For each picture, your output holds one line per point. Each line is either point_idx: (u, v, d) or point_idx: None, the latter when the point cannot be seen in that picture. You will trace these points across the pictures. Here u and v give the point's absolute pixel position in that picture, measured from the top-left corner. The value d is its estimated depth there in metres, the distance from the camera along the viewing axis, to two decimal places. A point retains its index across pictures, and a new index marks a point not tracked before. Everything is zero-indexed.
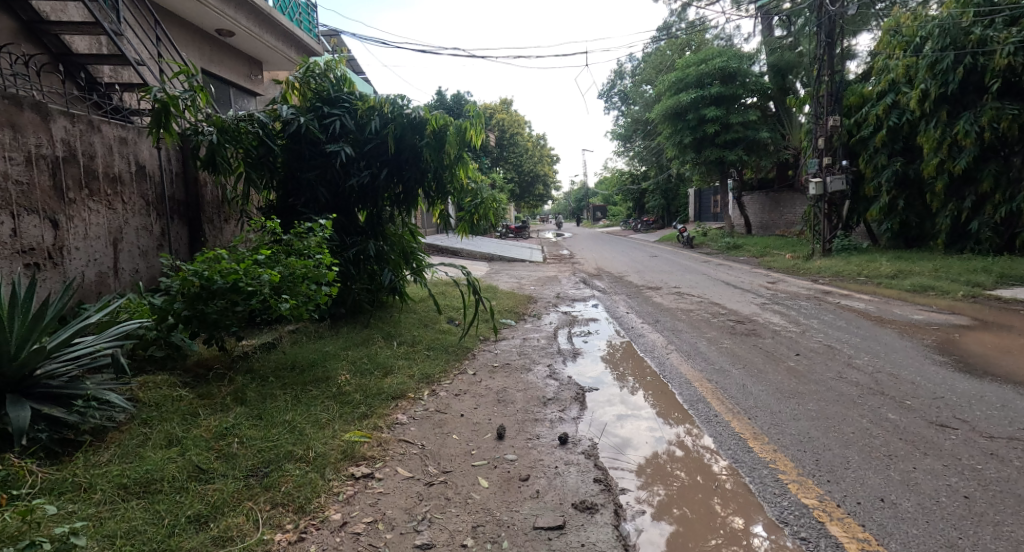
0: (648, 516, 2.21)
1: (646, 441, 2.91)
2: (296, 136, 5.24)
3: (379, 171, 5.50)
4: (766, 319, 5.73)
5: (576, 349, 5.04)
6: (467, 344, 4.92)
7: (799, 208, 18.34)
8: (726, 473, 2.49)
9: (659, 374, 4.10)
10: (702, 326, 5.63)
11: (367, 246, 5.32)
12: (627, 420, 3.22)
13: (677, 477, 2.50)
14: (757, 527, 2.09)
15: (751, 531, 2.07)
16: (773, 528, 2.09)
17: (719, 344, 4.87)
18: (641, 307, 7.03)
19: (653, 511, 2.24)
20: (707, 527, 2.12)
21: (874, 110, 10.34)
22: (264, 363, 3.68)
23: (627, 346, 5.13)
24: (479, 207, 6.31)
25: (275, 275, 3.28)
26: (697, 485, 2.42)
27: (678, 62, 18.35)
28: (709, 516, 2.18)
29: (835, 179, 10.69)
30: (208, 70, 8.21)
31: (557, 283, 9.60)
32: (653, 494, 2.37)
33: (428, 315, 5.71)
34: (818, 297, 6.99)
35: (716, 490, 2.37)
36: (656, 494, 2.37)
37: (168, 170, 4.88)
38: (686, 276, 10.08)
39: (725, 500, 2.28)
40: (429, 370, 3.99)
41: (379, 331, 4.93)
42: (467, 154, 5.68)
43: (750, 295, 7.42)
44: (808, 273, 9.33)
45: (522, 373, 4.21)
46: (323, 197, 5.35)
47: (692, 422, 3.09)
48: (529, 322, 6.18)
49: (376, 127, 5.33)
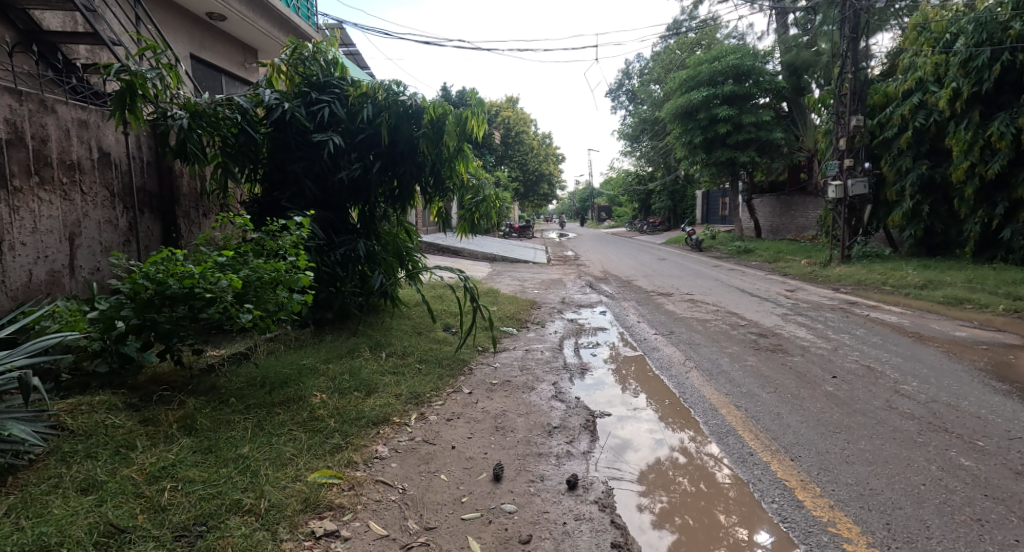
0: (650, 528, 2.16)
1: (646, 443, 2.92)
2: (280, 124, 4.78)
3: (371, 164, 5.04)
4: (791, 333, 5.24)
5: (584, 364, 4.57)
6: (464, 356, 4.45)
7: (811, 213, 17.81)
8: (773, 539, 2.03)
9: (680, 397, 3.62)
10: (721, 340, 5.15)
11: (356, 247, 4.86)
12: (628, 421, 3.24)
13: (680, 484, 2.45)
14: (760, 537, 2.05)
15: (753, 541, 2.03)
16: (779, 539, 2.04)
17: (743, 361, 4.39)
18: (653, 316, 6.54)
19: (653, 518, 2.21)
20: (708, 536, 2.09)
21: (899, 110, 9.86)
22: (230, 380, 3.22)
23: (640, 361, 4.65)
24: (481, 205, 5.84)
25: (237, 279, 2.83)
26: (700, 494, 2.37)
27: (691, 59, 17.84)
28: (712, 527, 2.14)
29: (857, 182, 10.18)
30: (197, 56, 7.77)
31: (562, 287, 9.12)
32: (655, 502, 2.33)
33: (422, 322, 5.25)
34: (844, 309, 6.50)
35: (721, 499, 2.32)
36: (658, 501, 2.34)
37: (137, 158, 4.43)
38: (698, 281, 9.59)
39: (729, 509, 2.23)
40: (420, 389, 3.52)
41: (368, 341, 4.46)
42: (468, 147, 5.21)
43: (769, 304, 6.93)
44: (828, 281, 8.84)
45: (525, 392, 3.73)
46: (310, 191, 4.89)
47: (724, 464, 2.60)
48: (533, 331, 5.70)
49: (368, 116, 4.86)
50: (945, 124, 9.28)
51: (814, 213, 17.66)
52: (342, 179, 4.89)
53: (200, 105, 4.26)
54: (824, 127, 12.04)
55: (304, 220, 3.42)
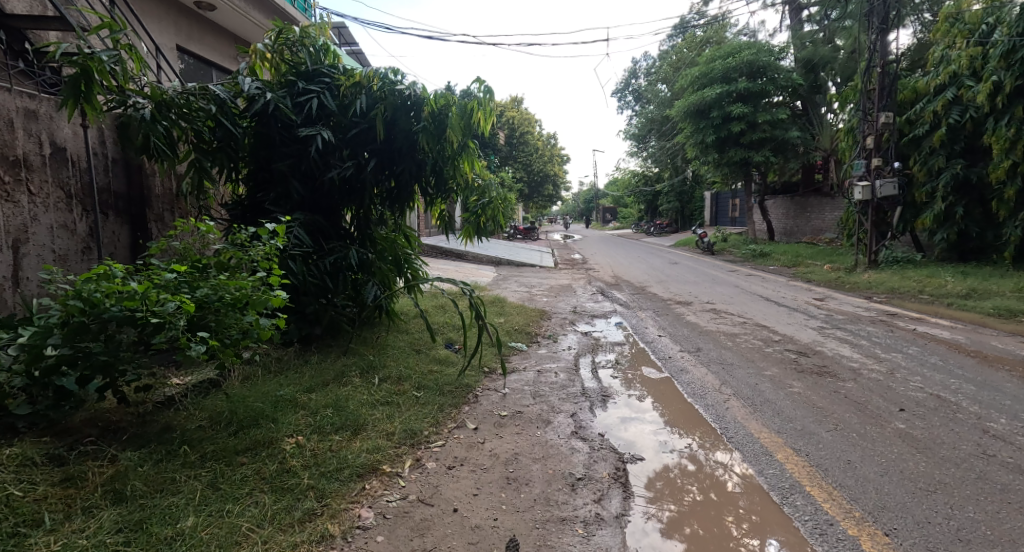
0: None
1: (651, 445, 2.99)
2: (263, 116, 4.23)
3: (366, 162, 4.49)
4: (836, 352, 4.70)
5: (604, 390, 4.01)
6: (468, 382, 3.89)
7: (829, 215, 17.21)
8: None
9: (724, 437, 3.05)
10: (757, 359, 4.60)
11: (348, 255, 4.33)
12: (631, 423, 3.32)
13: (690, 493, 2.47)
14: (770, 547, 2.10)
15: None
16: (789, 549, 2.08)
17: (788, 387, 3.84)
18: (676, 329, 5.99)
19: (662, 527, 2.24)
20: (720, 548, 2.12)
21: (931, 106, 9.35)
22: (191, 420, 2.68)
23: (667, 385, 4.09)
24: (487, 209, 5.31)
25: (189, 302, 2.28)
26: (709, 502, 2.40)
27: (703, 55, 17.26)
28: (721, 537, 2.17)
29: (886, 183, 9.61)
30: (184, 48, 7.26)
31: (573, 294, 8.58)
32: (664, 510, 2.36)
33: (421, 337, 4.73)
34: (885, 322, 5.95)
35: (731, 508, 2.35)
36: (666, 509, 2.36)
37: (99, 154, 3.90)
38: (716, 288, 9.03)
39: (740, 518, 2.27)
40: (416, 425, 2.99)
41: (360, 363, 3.92)
42: (473, 143, 4.66)
43: (801, 316, 6.38)
44: (858, 289, 8.30)
45: (540, 429, 3.18)
46: (297, 192, 4.35)
47: (775, 525, 2.22)
48: (545, 348, 5.15)
49: (362, 108, 4.32)
50: (982, 120, 8.81)
51: (832, 214, 17.05)
52: (332, 178, 4.35)
53: (169, 93, 3.70)
54: (847, 125, 11.46)
55: (280, 228, 2.84)
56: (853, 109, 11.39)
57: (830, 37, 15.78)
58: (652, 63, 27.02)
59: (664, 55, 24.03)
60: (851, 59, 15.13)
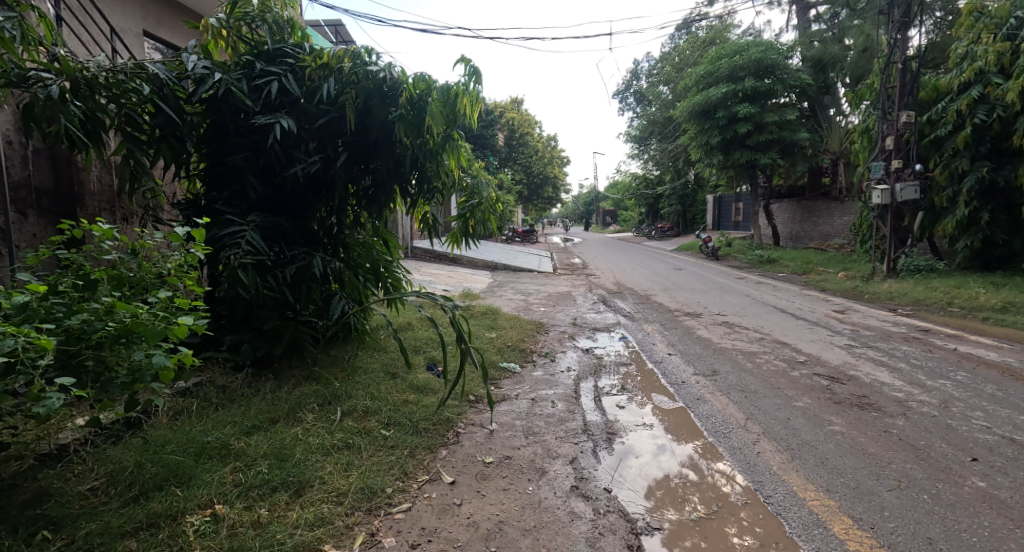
0: None
1: (649, 449, 3.02)
2: (213, 102, 3.61)
3: (336, 156, 3.89)
4: (874, 378, 4.10)
5: (609, 425, 3.41)
6: (449, 415, 3.29)
7: (837, 219, 16.51)
8: None
9: (759, 495, 2.47)
10: (784, 386, 4.00)
11: (312, 263, 3.64)
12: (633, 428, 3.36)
13: (690, 503, 2.45)
14: None
15: None
16: None
17: (828, 423, 3.25)
18: (687, 346, 5.39)
19: (663, 539, 2.21)
20: None
21: (954, 105, 8.80)
22: (81, 483, 2.13)
23: (682, 418, 3.49)
24: (476, 211, 4.69)
25: (45, 339, 1.66)
26: (711, 515, 2.36)
27: (708, 53, 16.70)
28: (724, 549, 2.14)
29: (907, 186, 9.09)
30: (153, 34, 6.69)
31: (573, 304, 7.99)
32: (664, 520, 2.34)
33: (397, 358, 4.14)
34: (919, 339, 5.37)
35: (733, 519, 2.31)
36: (666, 519, 2.34)
37: (14, 144, 3.31)
38: (726, 297, 8.46)
39: (742, 531, 2.23)
40: (376, 480, 2.42)
41: (322, 392, 3.32)
42: (460, 135, 4.04)
43: (825, 332, 5.77)
44: (880, 300, 7.74)
45: (533, 483, 2.58)
46: (254, 190, 3.73)
47: (776, 539, 2.17)
48: (541, 370, 4.54)
49: (330, 93, 3.71)
50: (1011, 120, 8.29)
51: (840, 218, 16.39)
52: (296, 175, 3.75)
53: (90, 69, 3.07)
54: (862, 125, 10.90)
55: (197, 233, 2.25)
56: (868, 108, 10.81)
57: (839, 36, 15.26)
58: (654, 63, 26.48)
59: (667, 55, 23.51)
60: (863, 58, 14.57)
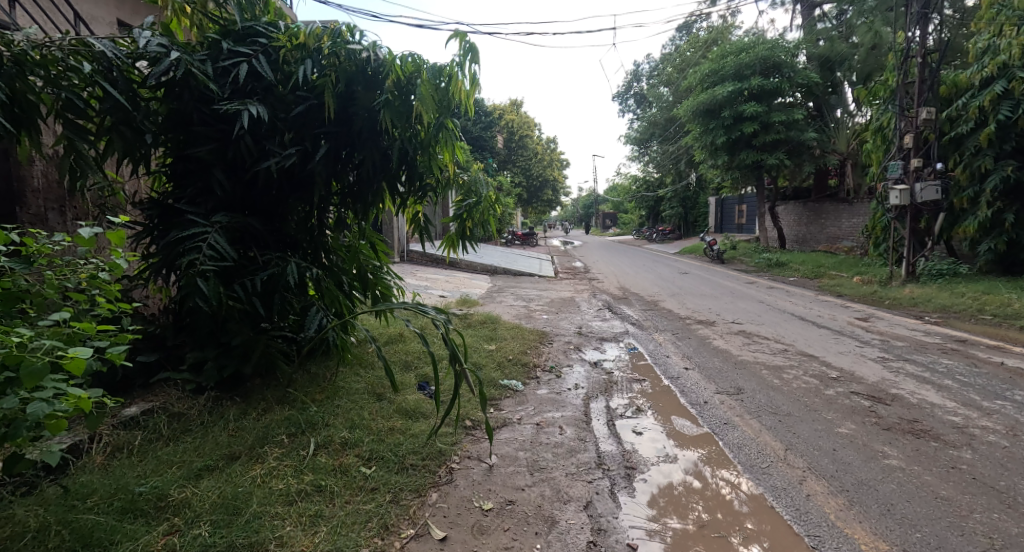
0: None
1: (649, 453, 3.01)
2: (171, 87, 3.10)
3: (314, 148, 3.43)
4: (921, 398, 3.64)
5: (627, 457, 2.95)
6: (442, 447, 2.83)
7: (845, 222, 16.04)
8: None
9: (807, 542, 2.15)
10: (821, 407, 3.54)
11: (285, 270, 3.17)
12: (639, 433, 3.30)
13: (695, 510, 2.41)
14: None
15: None
16: None
17: (882, 455, 2.80)
18: (704, 359, 4.93)
19: (665, 547, 2.18)
20: None
21: (976, 102, 8.38)
22: None
23: (711, 448, 3.03)
24: (474, 211, 4.25)
25: None
26: (715, 524, 2.32)
27: (712, 52, 16.30)
28: None
29: (928, 186, 8.68)
30: (127, 24, 6.22)
31: (576, 311, 7.54)
32: (667, 528, 2.29)
33: (382, 377, 3.68)
34: (958, 351, 4.93)
35: (738, 530, 2.27)
36: (668, 527, 2.30)
37: None
38: (738, 303, 8.02)
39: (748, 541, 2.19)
40: (348, 541, 1.98)
41: (295, 419, 2.86)
42: (454, 125, 3.58)
43: (852, 343, 5.32)
44: (903, 308, 7.30)
45: (541, 539, 2.15)
46: (220, 186, 3.26)
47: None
48: (547, 388, 4.08)
49: (307, 77, 3.26)
50: None
51: (848, 221, 15.94)
52: (268, 170, 3.29)
53: (19, 45, 2.62)
54: (876, 124, 10.47)
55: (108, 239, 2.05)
56: (882, 106, 10.38)
57: (847, 34, 14.87)
58: (655, 65, 26.12)
59: (668, 56, 23.14)
60: (871, 56, 14.19)
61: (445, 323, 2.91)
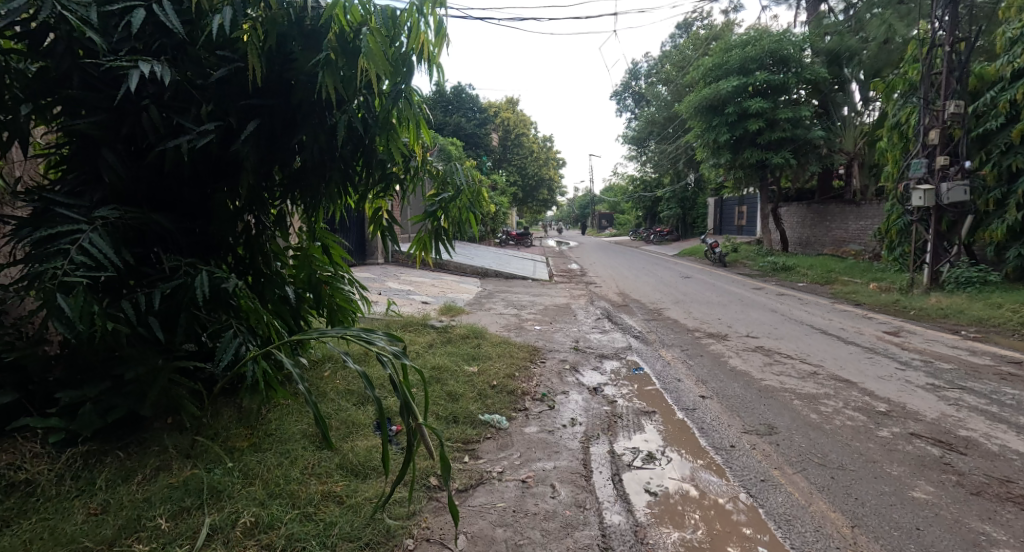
0: None
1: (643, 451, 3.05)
2: (42, 36, 2.30)
3: (241, 124, 2.68)
4: (1003, 445, 2.92)
5: (641, 537, 2.22)
6: (387, 526, 2.09)
7: (852, 224, 15.29)
8: None
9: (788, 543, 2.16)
10: (881, 457, 2.81)
11: (194, 281, 2.41)
12: (641, 472, 2.80)
13: (690, 518, 2.36)
14: None
15: None
16: None
17: (989, 543, 2.08)
18: (722, 385, 4.20)
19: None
20: None
21: (1008, 94, 7.70)
22: None
23: (740, 510, 2.40)
24: (450, 207, 3.47)
25: None
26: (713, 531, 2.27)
27: (716, 46, 15.63)
28: None
29: (955, 185, 7.98)
30: None
31: (573, 320, 6.80)
32: (663, 535, 2.24)
33: (327, 419, 2.92)
34: (1018, 376, 4.22)
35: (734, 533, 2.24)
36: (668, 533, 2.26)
37: None
38: (749, 313, 7.31)
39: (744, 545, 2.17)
40: None
41: (193, 485, 2.14)
42: (419, 95, 2.83)
43: (891, 364, 4.59)
44: (933, 320, 6.60)
45: None
46: (115, 172, 2.50)
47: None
48: (536, 426, 3.35)
49: (229, 29, 2.50)
50: None
51: (855, 223, 15.17)
52: (177, 151, 2.53)
53: None
54: (892, 119, 9.79)
55: None
56: (900, 101, 9.69)
57: (857, 28, 14.21)
58: (654, 62, 25.44)
59: (668, 52, 22.44)
60: (883, 51, 13.48)
61: (390, 360, 2.10)
